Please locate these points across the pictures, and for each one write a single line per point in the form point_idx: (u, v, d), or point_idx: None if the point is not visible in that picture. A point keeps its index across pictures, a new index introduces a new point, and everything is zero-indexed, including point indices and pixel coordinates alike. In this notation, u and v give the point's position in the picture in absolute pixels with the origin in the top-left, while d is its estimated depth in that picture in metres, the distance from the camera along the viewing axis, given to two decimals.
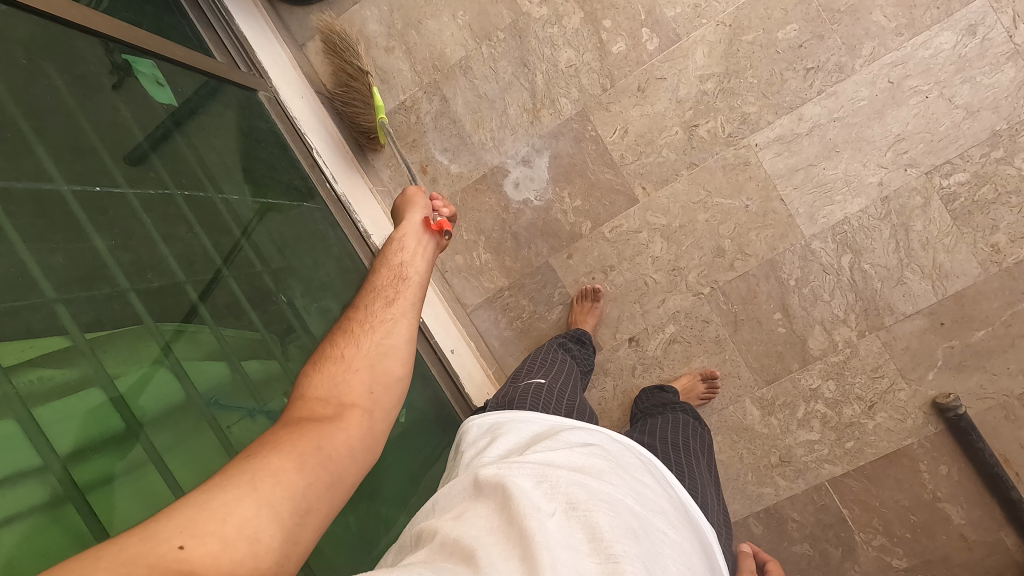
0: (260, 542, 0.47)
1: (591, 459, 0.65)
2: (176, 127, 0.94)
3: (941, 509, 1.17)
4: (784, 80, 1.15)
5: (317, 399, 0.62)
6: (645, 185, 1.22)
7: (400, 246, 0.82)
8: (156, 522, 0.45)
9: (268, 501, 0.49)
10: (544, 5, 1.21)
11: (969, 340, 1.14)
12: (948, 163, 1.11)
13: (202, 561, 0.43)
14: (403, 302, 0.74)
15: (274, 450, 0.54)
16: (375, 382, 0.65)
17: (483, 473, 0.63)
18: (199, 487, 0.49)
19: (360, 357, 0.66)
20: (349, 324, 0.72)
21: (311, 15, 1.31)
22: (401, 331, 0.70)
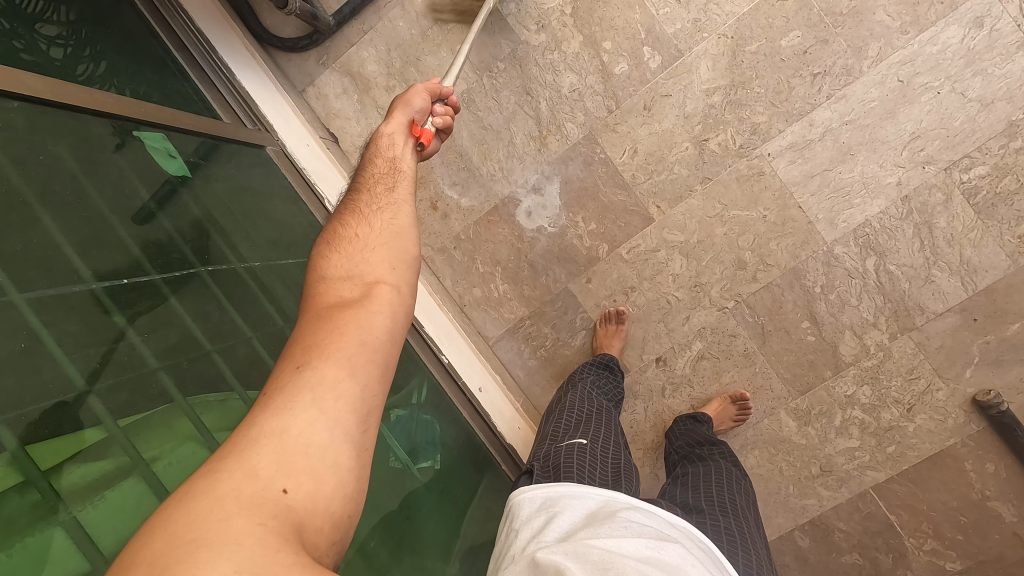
0: (340, 457, 0.50)
1: (657, 547, 0.61)
2: (184, 186, 0.93)
3: (991, 508, 1.16)
4: (791, 87, 1.13)
5: (341, 282, 0.66)
6: (659, 203, 1.20)
7: (390, 138, 0.81)
8: (249, 458, 0.47)
9: (336, 419, 0.52)
10: (542, 32, 1.20)
11: (1004, 334, 1.12)
12: (967, 157, 1.09)
13: (306, 497, 0.46)
14: (398, 192, 0.77)
15: (325, 360, 0.56)
16: (395, 266, 0.69)
17: (544, 561, 0.60)
18: (271, 416, 0.51)
19: (372, 244, 0.70)
20: (355, 215, 0.75)
21: (308, 60, 1.30)
22: (404, 218, 0.75)
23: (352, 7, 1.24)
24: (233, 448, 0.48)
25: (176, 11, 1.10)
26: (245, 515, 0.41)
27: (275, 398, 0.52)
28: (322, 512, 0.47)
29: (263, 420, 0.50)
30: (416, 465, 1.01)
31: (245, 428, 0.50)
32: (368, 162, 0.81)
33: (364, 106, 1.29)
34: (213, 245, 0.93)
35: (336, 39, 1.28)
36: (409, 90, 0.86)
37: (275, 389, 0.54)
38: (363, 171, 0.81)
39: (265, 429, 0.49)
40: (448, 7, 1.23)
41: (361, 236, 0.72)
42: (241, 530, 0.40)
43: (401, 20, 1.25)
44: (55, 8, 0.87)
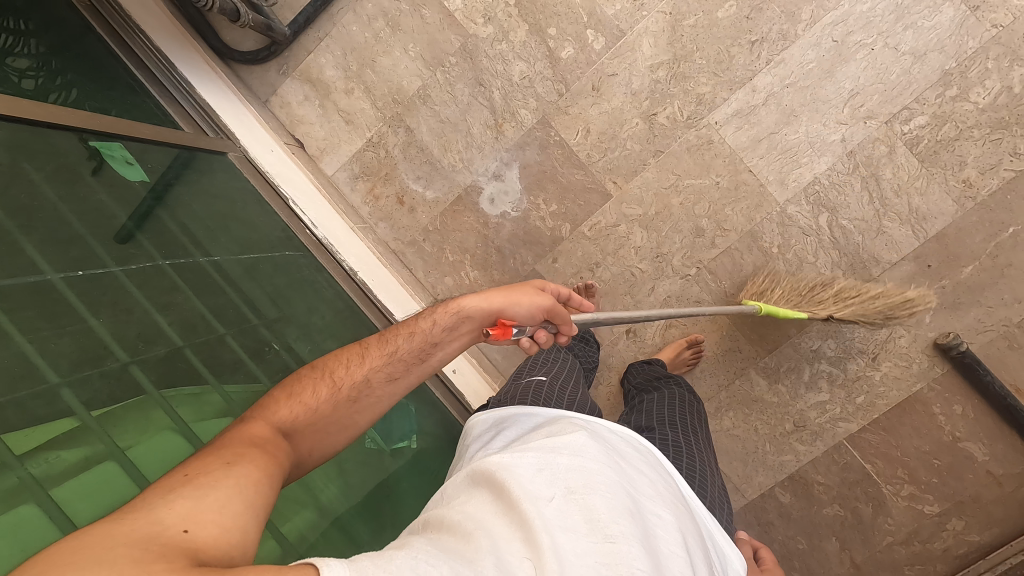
0: (245, 535, 0.51)
1: (580, 442, 0.77)
2: (158, 204, 0.98)
3: (962, 449, 1.19)
4: (732, 56, 1.17)
5: (271, 423, 0.68)
6: (616, 179, 1.24)
7: (456, 321, 0.80)
8: (157, 509, 0.48)
9: (254, 502, 0.54)
10: (489, 24, 1.24)
11: (959, 277, 1.14)
12: (906, 109, 1.12)
13: (206, 541, 0.47)
14: (397, 386, 0.76)
15: (250, 463, 0.57)
16: (316, 440, 0.71)
17: (486, 462, 0.75)
18: (187, 487, 0.52)
19: (327, 419, 0.71)
20: (357, 364, 0.75)
21: (269, 71, 1.35)
22: (368, 409, 0.74)
23: (306, 16, 1.29)
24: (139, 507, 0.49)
25: (134, 31, 1.14)
26: (135, 545, 0.43)
27: (194, 476, 0.54)
28: (221, 557, 0.47)
29: (175, 489, 0.51)
30: (391, 447, 1.06)
31: (155, 494, 0.51)
32: (419, 323, 0.80)
33: (326, 111, 1.34)
34: (185, 253, 0.97)
35: (294, 48, 1.33)
36: (534, 297, 0.80)
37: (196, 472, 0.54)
38: (405, 326, 0.80)
39: (179, 494, 0.51)
40: (398, 9, 1.28)
41: (329, 393, 0.72)
42: (124, 556, 0.42)
43: (354, 25, 1.30)
44: (24, 42, 0.94)
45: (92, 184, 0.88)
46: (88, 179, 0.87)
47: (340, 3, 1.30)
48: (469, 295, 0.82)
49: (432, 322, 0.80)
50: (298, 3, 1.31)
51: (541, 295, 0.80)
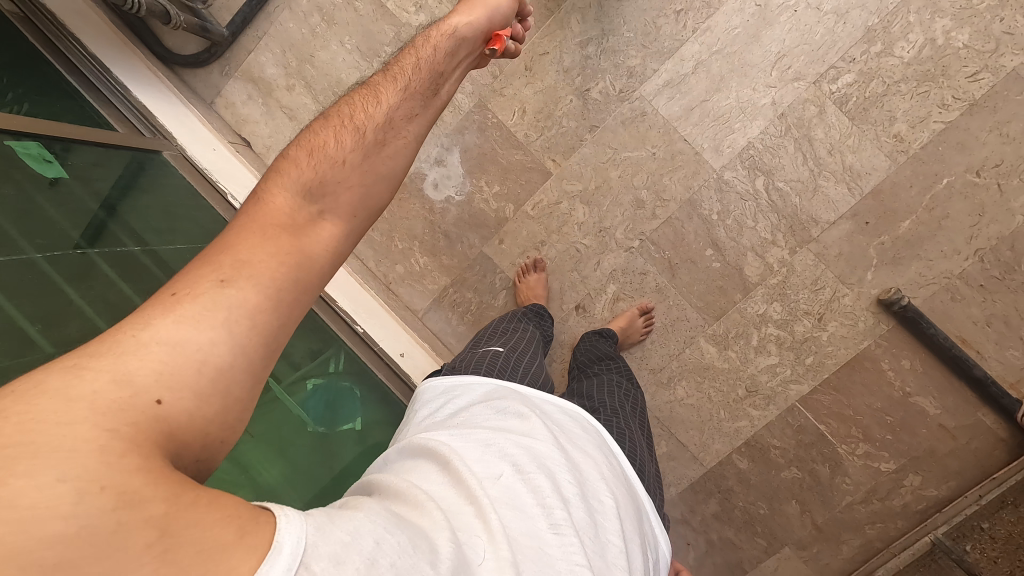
0: (229, 399, 0.45)
1: (531, 424, 0.69)
2: (110, 218, 1.04)
3: (915, 404, 1.19)
4: (658, 27, 1.18)
5: (296, 192, 0.55)
6: (554, 157, 1.26)
7: (456, 43, 0.73)
8: (125, 361, 0.41)
9: (242, 342, 0.46)
10: (420, 12, 1.26)
11: (897, 232, 1.15)
12: (833, 68, 1.13)
13: (180, 416, 0.42)
14: (418, 122, 0.66)
15: (250, 283, 0.48)
16: (356, 201, 0.59)
17: (429, 435, 0.66)
18: (167, 320, 0.44)
19: (361, 169, 0.59)
20: (373, 104, 0.63)
21: (212, 73, 1.37)
22: (403, 145, 0.63)
23: (243, 17, 1.31)
24: (112, 346, 0.42)
25: (68, 40, 1.15)
26: (99, 422, 0.37)
27: (180, 302, 0.46)
28: (194, 435, 0.42)
29: (155, 323, 0.44)
30: (335, 431, 1.09)
31: (131, 325, 0.44)
32: (415, 53, 0.70)
33: (270, 109, 1.36)
34: (131, 256, 1.04)
35: (234, 49, 1.35)
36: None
37: (185, 293, 0.47)
38: (404, 55, 0.70)
39: (156, 334, 0.43)
40: (332, 3, 1.30)
41: (357, 138, 0.60)
42: (89, 444, 0.36)
43: (291, 21, 1.32)
44: None
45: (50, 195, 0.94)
46: (46, 190, 0.94)
47: (276, 2, 1.32)
48: (453, 18, 0.76)
49: (427, 49, 0.71)
50: (235, 3, 1.33)
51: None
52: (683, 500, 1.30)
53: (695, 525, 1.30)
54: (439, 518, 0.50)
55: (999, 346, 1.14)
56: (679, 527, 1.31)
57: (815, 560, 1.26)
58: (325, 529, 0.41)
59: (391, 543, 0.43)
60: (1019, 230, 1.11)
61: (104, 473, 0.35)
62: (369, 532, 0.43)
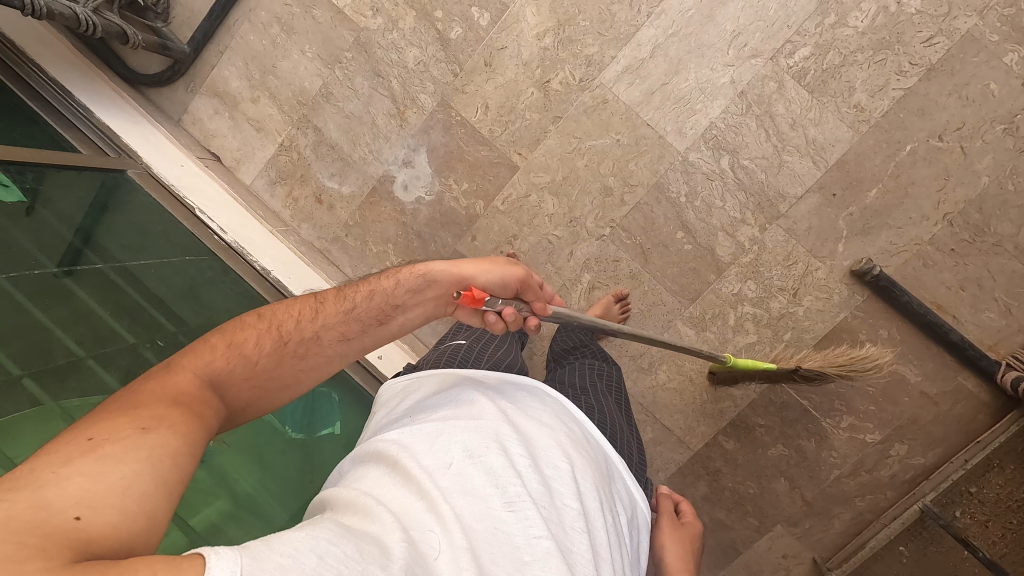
0: (152, 521, 0.45)
1: (481, 404, 0.69)
2: (85, 245, 1.05)
3: (895, 373, 1.18)
4: (613, 14, 1.18)
5: (202, 373, 0.59)
6: (520, 150, 1.26)
7: (419, 285, 0.73)
8: (45, 487, 0.42)
9: (167, 481, 0.48)
10: (378, 16, 1.27)
11: (865, 202, 1.15)
12: (788, 42, 1.13)
13: (100, 532, 0.41)
14: (352, 345, 0.69)
15: (169, 430, 0.51)
16: (257, 395, 0.64)
17: (381, 436, 0.67)
18: (87, 459, 0.45)
19: (269, 376, 0.64)
20: (308, 317, 0.68)
21: (178, 90, 1.38)
22: (316, 365, 0.67)
23: (203, 32, 1.32)
24: (27, 479, 0.42)
25: (30, 67, 1.17)
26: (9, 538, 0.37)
27: (98, 446, 0.47)
28: (118, 549, 0.42)
29: (74, 461, 0.45)
30: (315, 436, 1.09)
31: (51, 462, 0.44)
32: (380, 279, 0.73)
33: (236, 122, 1.37)
34: (102, 274, 1.04)
35: (198, 64, 1.36)
36: (508, 267, 0.75)
37: (102, 437, 0.48)
38: (369, 280, 0.74)
39: (74, 468, 0.44)
40: (290, 13, 1.31)
41: (273, 345, 0.65)
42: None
43: (250, 34, 1.33)
44: None
45: (22, 224, 0.97)
46: (19, 220, 0.97)
47: (234, 16, 1.33)
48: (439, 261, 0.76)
49: (392, 280, 0.73)
50: (195, 20, 1.34)
51: (512, 263, 0.75)
52: (672, 485, 1.30)
53: None
54: (389, 521, 0.52)
55: (975, 309, 1.14)
56: None
57: (807, 537, 1.25)
58: (261, 557, 0.42)
59: (334, 555, 0.44)
60: (986, 191, 1.11)
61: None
62: (311, 548, 0.44)
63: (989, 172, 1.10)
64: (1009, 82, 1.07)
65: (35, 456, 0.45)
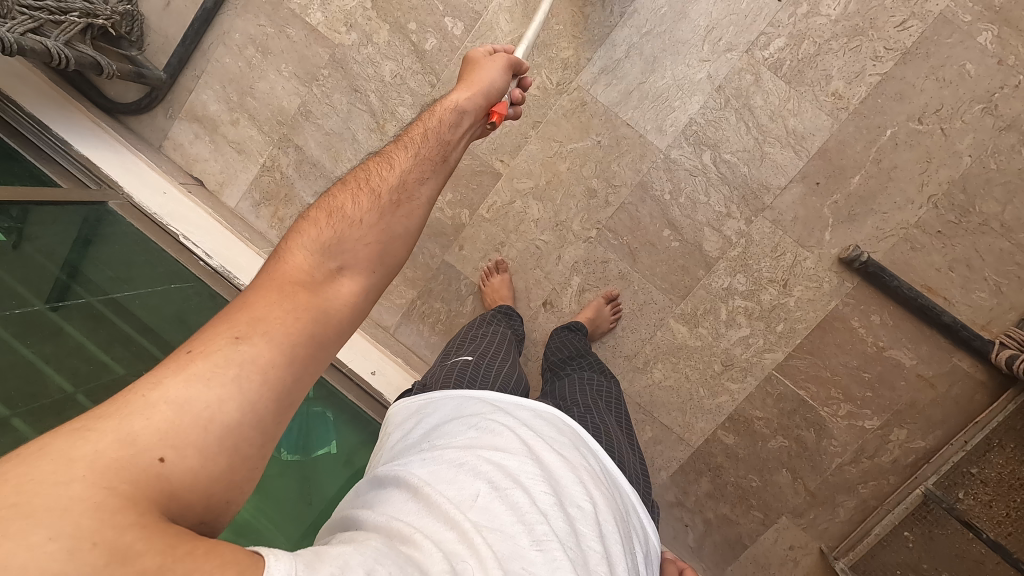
0: (242, 453, 0.45)
1: (502, 436, 0.68)
2: (73, 280, 1.05)
3: (890, 358, 1.18)
4: (586, 16, 1.18)
5: (313, 252, 0.56)
6: (502, 157, 1.26)
7: (458, 116, 0.75)
8: (131, 422, 0.41)
9: (256, 400, 0.46)
10: (352, 31, 1.27)
11: (849, 189, 1.15)
12: (763, 34, 1.13)
13: (183, 477, 0.42)
14: (435, 179, 0.67)
15: (267, 339, 0.49)
16: (378, 258, 0.59)
17: (401, 465, 0.65)
18: (178, 382, 0.44)
19: (378, 230, 0.59)
20: (386, 170, 0.64)
21: (157, 117, 1.38)
22: (418, 210, 0.63)
23: (178, 58, 1.32)
24: (121, 406, 0.43)
25: (8, 105, 1.17)
26: (93, 481, 0.38)
27: (193, 361, 0.46)
28: (199, 492, 0.42)
29: (165, 381, 0.44)
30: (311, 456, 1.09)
31: (145, 385, 0.44)
32: (424, 122, 0.72)
33: (217, 145, 1.37)
34: (89, 307, 1.04)
35: (175, 90, 1.36)
36: (495, 66, 0.86)
37: (200, 350, 0.47)
38: (413, 128, 0.72)
39: (166, 394, 0.44)
40: (264, 33, 1.31)
41: (371, 201, 0.61)
42: (85, 504, 0.36)
43: (226, 56, 1.33)
44: None
45: (12, 258, 0.97)
46: (6, 257, 0.97)
47: (209, 39, 1.33)
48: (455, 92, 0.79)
49: (434, 121, 0.73)
50: (170, 46, 1.34)
51: (488, 67, 0.86)
52: (674, 483, 1.30)
53: (690, 506, 1.29)
54: (424, 549, 0.50)
55: (965, 289, 1.14)
56: (674, 510, 1.30)
57: (813, 527, 1.25)
58: (314, 565, 0.41)
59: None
60: (969, 171, 1.10)
61: (97, 531, 0.35)
62: (359, 563, 0.43)
63: (971, 152, 1.10)
64: (985, 62, 1.07)
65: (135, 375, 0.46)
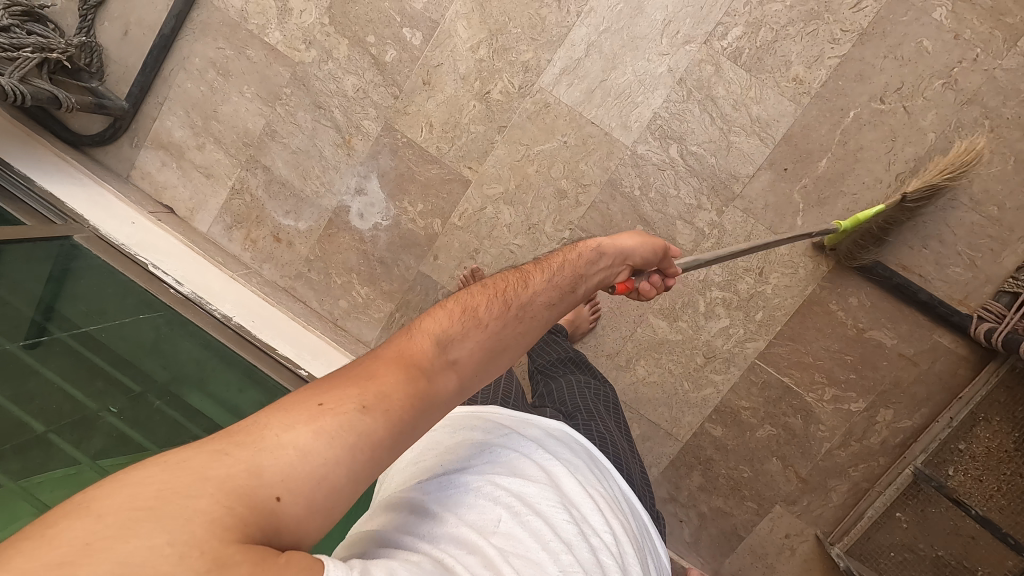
0: (333, 509, 0.43)
1: (520, 459, 0.66)
2: (49, 319, 1.03)
3: (871, 339, 1.18)
4: (543, 18, 1.18)
5: (440, 337, 0.54)
6: (470, 164, 1.25)
7: (601, 257, 0.75)
8: (259, 455, 0.42)
9: (359, 470, 0.45)
10: (311, 48, 1.27)
11: (816, 172, 1.15)
12: (719, 24, 1.13)
13: (290, 517, 0.41)
14: (557, 310, 0.66)
15: (386, 417, 0.47)
16: (483, 368, 0.57)
17: (417, 487, 0.62)
18: (307, 429, 0.44)
19: (497, 342, 0.58)
20: (524, 284, 0.64)
21: (123, 147, 1.37)
22: (535, 331, 0.63)
23: (140, 86, 1.31)
24: (254, 435, 0.43)
25: None
26: (216, 499, 0.38)
27: (322, 414, 0.45)
28: (296, 538, 0.42)
29: (296, 426, 0.44)
30: None
31: (277, 421, 0.44)
32: (570, 253, 0.73)
33: (185, 171, 1.36)
34: (67, 346, 1.02)
35: (139, 118, 1.35)
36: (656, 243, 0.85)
37: (329, 404, 0.46)
38: (552, 256, 0.72)
39: (293, 438, 0.43)
40: (224, 56, 1.30)
41: (502, 308, 0.60)
42: (202, 515, 0.37)
43: (188, 81, 1.32)
44: None
45: None
46: None
47: (170, 65, 1.32)
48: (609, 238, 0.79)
49: (578, 254, 0.73)
50: (131, 75, 1.33)
51: (654, 239, 0.84)
52: (666, 479, 1.29)
53: (683, 501, 1.29)
54: None
55: (940, 266, 1.13)
56: (668, 506, 1.29)
57: (808, 513, 1.24)
58: None
59: None
60: (934, 147, 1.10)
61: (206, 541, 0.36)
62: None
63: (934, 128, 1.10)
64: (941, 37, 1.07)
65: (272, 406, 0.46)
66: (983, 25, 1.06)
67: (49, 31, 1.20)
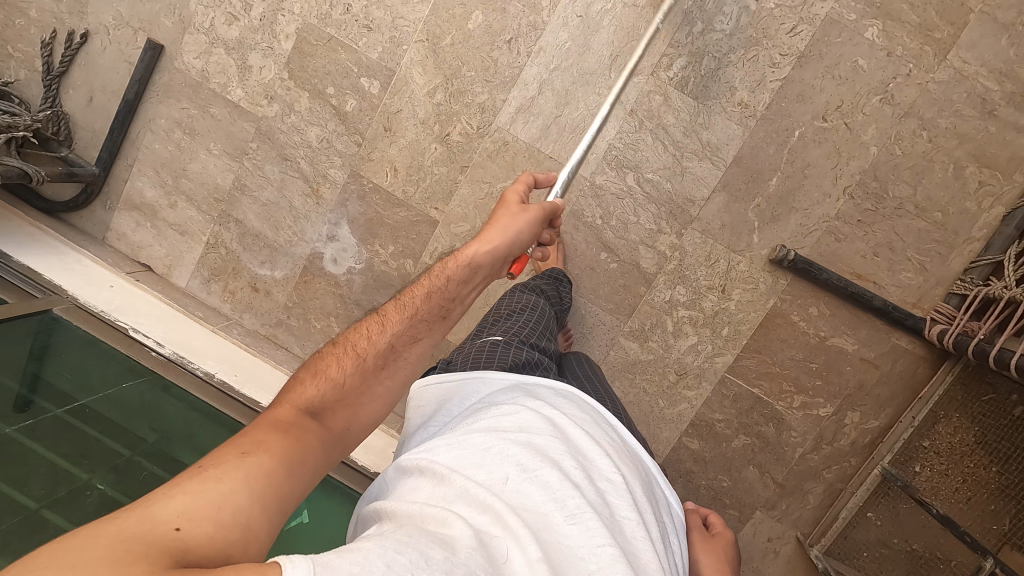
0: (249, 533, 0.46)
1: (527, 417, 0.68)
2: (35, 394, 1.05)
3: (833, 345, 1.22)
4: (495, 59, 1.22)
5: (302, 400, 0.61)
6: (436, 205, 1.29)
7: (471, 273, 0.77)
8: (150, 506, 0.43)
9: (260, 497, 0.49)
10: (273, 103, 1.30)
11: (768, 191, 1.19)
12: (664, 56, 1.18)
13: (199, 543, 0.42)
14: (426, 342, 0.73)
15: (266, 456, 0.53)
16: (353, 413, 0.64)
17: (425, 450, 0.65)
18: (192, 481, 0.47)
19: (359, 390, 0.65)
20: (378, 331, 0.70)
21: (97, 210, 1.40)
22: (404, 371, 0.70)
23: (108, 151, 1.34)
24: (142, 500, 0.44)
25: None
26: (116, 543, 0.38)
27: (203, 470, 0.49)
28: (216, 558, 0.43)
29: (181, 483, 0.47)
30: None
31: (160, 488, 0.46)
32: (432, 278, 0.75)
33: (159, 230, 1.39)
34: (54, 418, 1.03)
35: (111, 181, 1.38)
36: (530, 216, 0.83)
37: (208, 464, 0.50)
38: (413, 287, 0.75)
39: (181, 488, 0.46)
40: (188, 116, 1.33)
41: (357, 361, 0.66)
42: (104, 557, 0.36)
43: (155, 142, 1.35)
44: None
45: None
46: None
47: (136, 128, 1.35)
48: (473, 243, 0.79)
49: (443, 277, 0.76)
50: (99, 139, 1.36)
51: (529, 211, 0.83)
52: None
53: None
54: (460, 529, 0.51)
55: (892, 272, 1.18)
56: None
57: (787, 516, 1.28)
58: (335, 564, 0.42)
59: (402, 562, 0.44)
60: (877, 160, 1.15)
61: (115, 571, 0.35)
62: (379, 555, 0.44)
63: (876, 142, 1.15)
64: (875, 56, 1.12)
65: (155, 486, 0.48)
66: (913, 41, 1.11)
67: (16, 108, 1.23)
